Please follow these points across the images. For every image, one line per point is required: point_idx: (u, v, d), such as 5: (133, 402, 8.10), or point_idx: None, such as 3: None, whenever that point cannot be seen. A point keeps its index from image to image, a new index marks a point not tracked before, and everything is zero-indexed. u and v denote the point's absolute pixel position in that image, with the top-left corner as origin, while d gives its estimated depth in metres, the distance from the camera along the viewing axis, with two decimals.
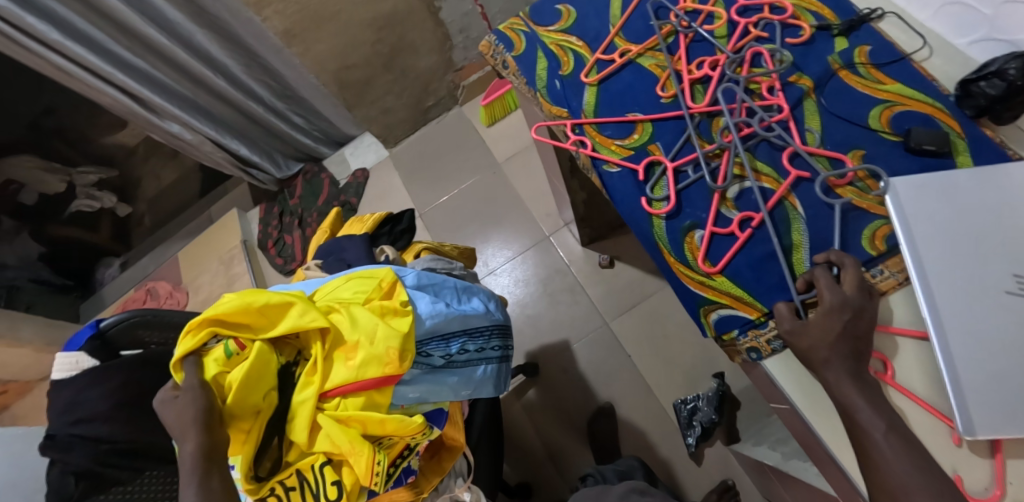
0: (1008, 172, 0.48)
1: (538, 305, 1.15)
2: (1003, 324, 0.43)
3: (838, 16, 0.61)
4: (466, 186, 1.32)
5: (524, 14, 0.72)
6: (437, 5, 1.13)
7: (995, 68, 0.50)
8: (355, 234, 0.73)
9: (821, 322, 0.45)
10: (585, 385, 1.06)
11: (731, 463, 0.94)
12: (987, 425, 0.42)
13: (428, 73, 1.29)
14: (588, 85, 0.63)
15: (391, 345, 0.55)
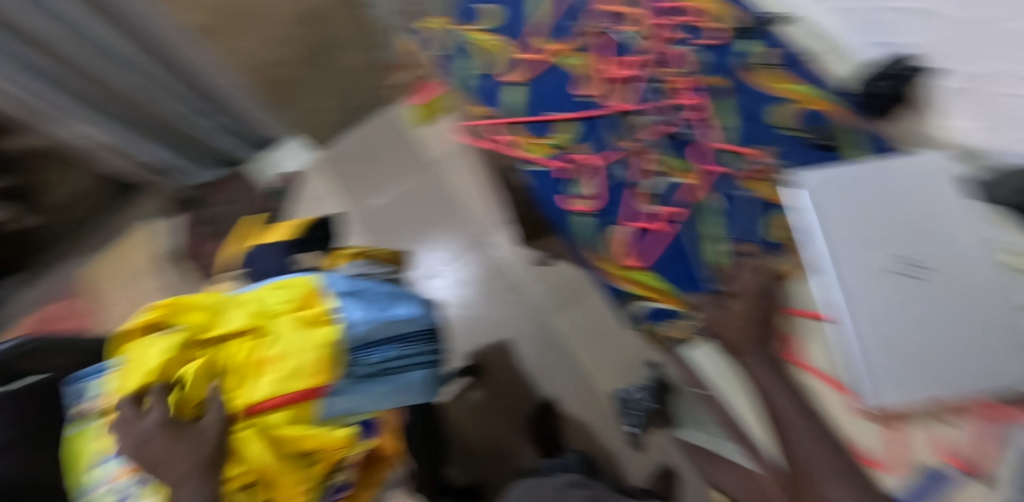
0: (902, 155, 0.49)
1: (479, 306, 1.15)
2: (904, 299, 0.44)
3: (749, 10, 0.57)
4: (402, 188, 1.28)
5: (449, 15, 0.73)
6: None
7: (894, 71, 0.54)
8: (286, 241, 0.72)
9: (743, 307, 0.49)
10: (525, 381, 1.08)
11: (668, 449, 0.98)
12: (892, 397, 0.43)
13: (352, 73, 1.26)
14: (511, 86, 0.66)
15: (313, 356, 0.53)
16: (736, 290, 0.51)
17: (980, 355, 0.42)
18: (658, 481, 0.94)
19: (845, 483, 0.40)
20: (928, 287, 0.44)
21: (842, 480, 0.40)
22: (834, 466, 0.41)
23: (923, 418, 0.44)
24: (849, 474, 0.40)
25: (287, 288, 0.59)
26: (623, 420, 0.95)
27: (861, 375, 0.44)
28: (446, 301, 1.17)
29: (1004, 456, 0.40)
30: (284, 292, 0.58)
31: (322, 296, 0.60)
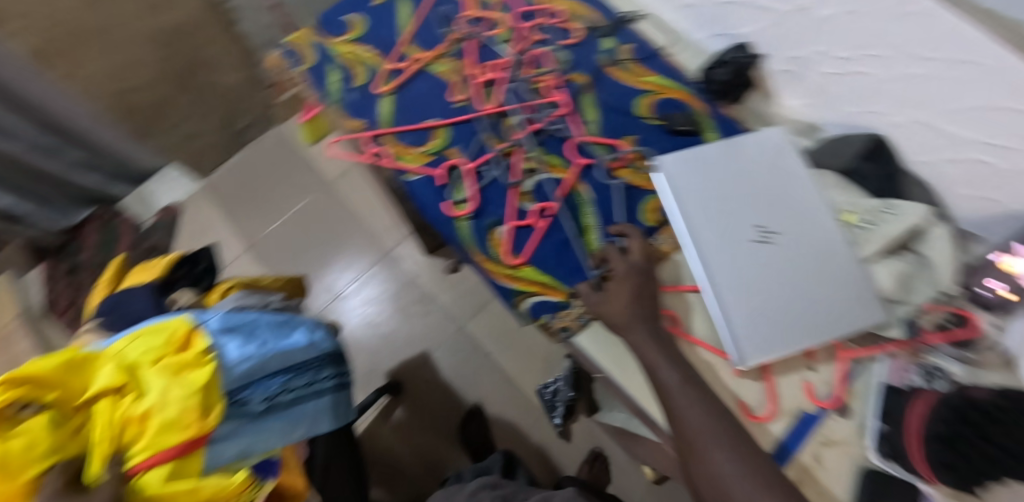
0: (743, 142, 0.58)
1: (392, 322, 1.13)
2: (753, 268, 0.53)
3: (603, 17, 0.66)
4: (297, 210, 1.21)
5: (311, 27, 0.70)
6: (231, 18, 1.08)
7: (728, 57, 0.60)
8: (143, 284, 0.63)
9: (618, 288, 0.50)
10: (449, 391, 1.07)
11: (595, 432, 1.03)
12: (753, 353, 0.50)
13: (236, 92, 1.20)
14: (381, 95, 0.64)
15: (192, 402, 0.46)
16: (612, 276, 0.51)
17: (806, 303, 0.52)
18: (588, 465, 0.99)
19: (726, 447, 0.40)
20: (770, 254, 0.54)
21: (724, 447, 0.40)
22: (714, 432, 0.41)
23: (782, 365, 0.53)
24: (728, 440, 0.41)
25: (146, 336, 0.50)
26: (550, 413, 1.00)
27: (726, 338, 0.51)
28: (357, 319, 1.13)
29: (851, 390, 0.53)
30: (141, 341, 0.50)
31: (193, 337, 0.53)
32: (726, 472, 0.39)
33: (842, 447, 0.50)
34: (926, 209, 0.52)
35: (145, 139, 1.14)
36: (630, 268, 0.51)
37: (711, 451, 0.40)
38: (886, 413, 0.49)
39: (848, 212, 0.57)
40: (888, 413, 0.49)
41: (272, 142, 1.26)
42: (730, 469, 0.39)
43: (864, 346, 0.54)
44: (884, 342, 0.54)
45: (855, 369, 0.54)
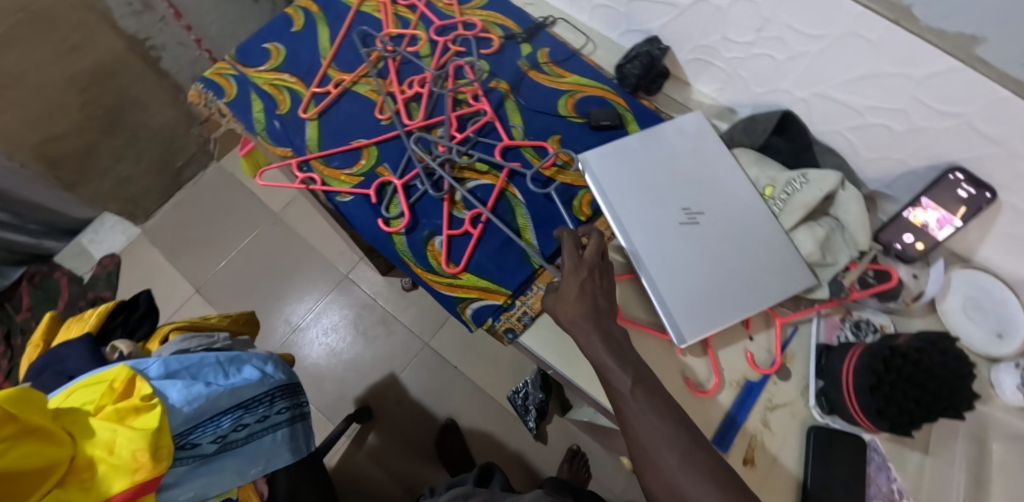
0: (663, 132, 0.61)
1: (355, 348, 1.15)
2: (682, 248, 0.55)
3: (519, 25, 0.70)
4: (246, 244, 1.21)
5: (230, 57, 0.69)
6: (155, 54, 1.00)
7: (637, 52, 0.63)
8: (75, 338, 0.60)
9: (570, 288, 0.47)
10: (422, 408, 1.10)
11: (570, 429, 1.09)
12: (691, 331, 0.52)
13: (167, 131, 1.12)
14: (307, 120, 0.64)
15: (139, 450, 0.42)
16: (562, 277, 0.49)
17: (734, 279, 0.55)
18: (567, 464, 1.02)
19: (678, 454, 0.38)
20: (697, 234, 0.56)
21: (678, 455, 0.38)
22: (670, 436, 0.39)
23: (720, 339, 0.55)
24: (683, 443, 0.39)
25: (85, 389, 0.48)
26: (523, 417, 1.06)
27: (664, 319, 0.53)
28: (320, 350, 1.14)
29: (788, 352, 0.56)
30: (81, 392, 0.48)
31: (138, 384, 0.49)
32: (681, 482, 0.37)
33: (788, 408, 0.54)
34: (837, 175, 0.55)
35: (73, 190, 1.07)
36: (579, 262, 0.48)
37: (664, 459, 0.38)
38: (824, 371, 0.53)
39: (767, 186, 0.59)
40: (823, 369, 0.53)
41: (213, 178, 1.27)
42: (685, 479, 0.37)
43: (796, 309, 0.57)
44: (815, 304, 0.57)
45: (790, 333, 0.57)
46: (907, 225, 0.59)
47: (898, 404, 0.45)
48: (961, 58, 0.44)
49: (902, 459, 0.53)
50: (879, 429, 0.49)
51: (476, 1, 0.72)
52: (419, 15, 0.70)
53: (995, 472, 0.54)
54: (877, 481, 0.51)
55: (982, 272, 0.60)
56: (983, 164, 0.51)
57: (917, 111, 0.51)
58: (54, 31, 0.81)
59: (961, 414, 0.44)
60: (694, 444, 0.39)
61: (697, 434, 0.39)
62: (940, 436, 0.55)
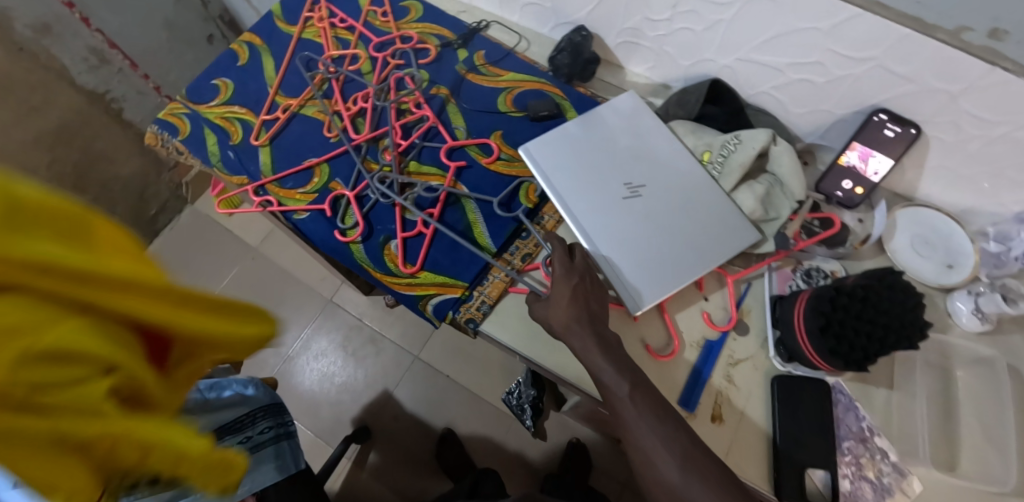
0: (600, 114, 0.63)
1: (347, 370, 1.16)
2: (628, 221, 0.57)
3: (454, 33, 0.73)
4: (227, 282, 1.22)
5: (180, 96, 0.72)
6: (116, 106, 1.04)
7: (563, 42, 0.66)
8: None
9: (561, 295, 0.48)
10: (419, 422, 1.12)
11: (568, 424, 1.10)
12: (644, 299, 0.53)
13: (137, 179, 1.15)
14: (260, 147, 0.67)
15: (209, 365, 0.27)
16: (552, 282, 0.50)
17: (682, 243, 0.56)
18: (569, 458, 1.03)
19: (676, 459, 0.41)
20: (641, 206, 0.58)
21: (678, 460, 0.41)
22: (665, 436, 0.42)
23: (676, 305, 0.57)
24: (680, 442, 0.42)
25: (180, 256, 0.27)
26: (520, 417, 1.07)
27: (618, 291, 0.55)
28: (312, 376, 1.15)
29: (743, 308, 0.57)
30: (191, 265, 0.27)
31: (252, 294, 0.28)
32: (679, 485, 0.40)
33: (749, 363, 0.55)
34: (767, 132, 0.58)
35: None
36: (570, 269, 0.50)
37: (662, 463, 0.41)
38: (778, 321, 0.54)
39: (705, 151, 0.61)
40: (778, 319, 0.54)
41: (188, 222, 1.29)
42: (683, 483, 0.40)
43: (747, 266, 0.59)
44: (765, 258, 0.58)
45: (744, 289, 0.58)
46: (844, 171, 0.60)
47: (851, 343, 0.47)
48: (860, 4, 0.47)
49: (870, 398, 0.54)
50: (839, 370, 0.50)
51: (411, 15, 0.75)
52: (358, 34, 0.73)
53: (962, 398, 0.56)
54: (846, 421, 0.53)
55: (928, 208, 0.62)
56: (903, 101, 0.53)
57: (832, 61, 0.54)
58: (13, 94, 0.84)
59: (914, 345, 0.45)
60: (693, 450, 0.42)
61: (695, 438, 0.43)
62: (904, 371, 0.56)
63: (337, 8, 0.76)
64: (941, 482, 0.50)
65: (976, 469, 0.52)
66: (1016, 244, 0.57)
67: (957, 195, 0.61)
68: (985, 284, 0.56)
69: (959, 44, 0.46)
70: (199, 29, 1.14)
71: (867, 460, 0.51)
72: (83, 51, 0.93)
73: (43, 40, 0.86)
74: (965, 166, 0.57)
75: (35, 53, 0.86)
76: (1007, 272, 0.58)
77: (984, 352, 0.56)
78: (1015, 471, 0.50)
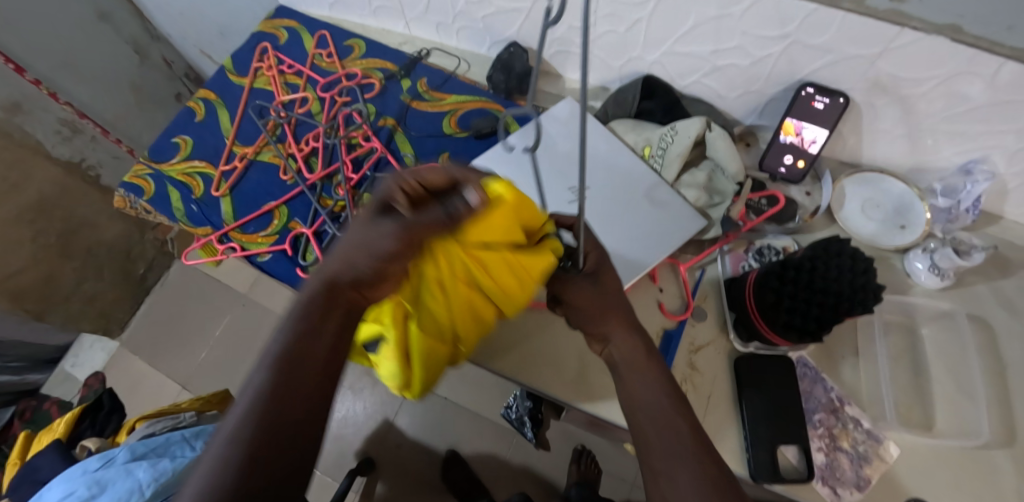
0: (540, 124, 0.64)
1: (346, 403, 1.17)
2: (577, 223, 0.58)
3: (396, 65, 0.76)
4: (220, 331, 1.27)
5: (144, 158, 0.75)
6: (93, 174, 1.14)
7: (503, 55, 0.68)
8: (46, 447, 0.66)
9: (611, 287, 0.44)
10: (422, 445, 1.12)
11: (570, 431, 1.10)
12: None
13: (121, 242, 1.25)
14: (221, 197, 0.70)
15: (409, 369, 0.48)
16: (602, 271, 0.44)
17: (631, 238, 0.57)
18: (576, 465, 1.02)
19: (693, 472, 0.37)
20: (588, 208, 0.59)
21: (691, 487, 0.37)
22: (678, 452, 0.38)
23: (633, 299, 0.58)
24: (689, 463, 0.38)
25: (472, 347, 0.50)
26: (521, 429, 1.07)
27: None
28: None
29: (700, 294, 0.58)
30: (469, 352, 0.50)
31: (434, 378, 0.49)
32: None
33: (710, 348, 0.55)
34: (700, 120, 0.60)
35: (43, 319, 1.15)
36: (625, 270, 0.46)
37: (680, 477, 0.37)
38: (732, 303, 0.55)
39: (646, 146, 0.63)
40: (733, 301, 0.55)
41: (178, 275, 1.37)
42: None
43: (700, 253, 0.60)
44: (717, 242, 0.60)
45: (698, 276, 0.59)
46: (784, 147, 0.61)
47: (805, 314, 0.46)
48: None
49: (834, 366, 0.55)
50: (798, 344, 0.50)
51: (355, 53, 0.78)
52: (306, 78, 0.77)
53: (932, 357, 0.55)
54: (815, 394, 0.53)
55: (874, 172, 0.63)
56: (827, 72, 0.54)
57: (751, 44, 0.55)
58: None
59: (869, 310, 0.44)
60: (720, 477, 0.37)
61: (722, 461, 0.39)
62: (865, 335, 0.56)
63: (285, 55, 0.79)
64: (921, 443, 0.50)
65: (953, 425, 0.52)
66: (963, 198, 0.57)
67: (901, 156, 0.61)
68: (937, 239, 0.57)
69: (866, 11, 0.46)
70: (167, 88, 1.27)
71: (841, 431, 0.51)
72: (55, 124, 1.03)
73: (15, 118, 0.95)
74: (900, 126, 0.57)
75: (8, 131, 0.94)
76: (960, 224, 0.59)
77: (943, 306, 0.56)
78: (987, 419, 0.51)
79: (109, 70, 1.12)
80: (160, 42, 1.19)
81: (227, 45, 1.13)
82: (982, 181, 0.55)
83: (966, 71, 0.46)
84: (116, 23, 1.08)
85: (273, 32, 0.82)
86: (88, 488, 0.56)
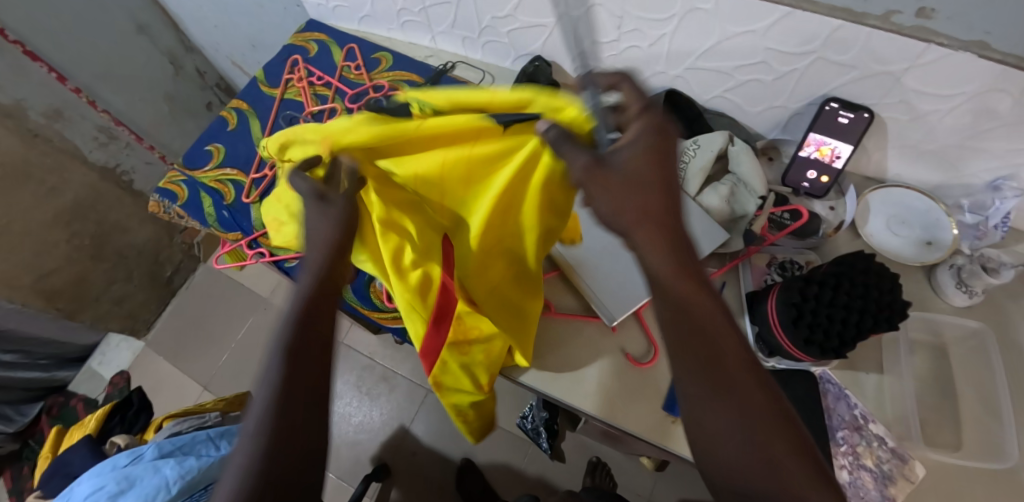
0: None
1: (363, 409, 1.18)
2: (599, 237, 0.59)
3: (422, 77, 0.78)
4: (241, 334, 1.30)
5: (178, 165, 0.77)
6: (126, 179, 1.19)
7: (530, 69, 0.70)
8: (76, 443, 0.68)
9: (634, 174, 0.33)
10: (437, 453, 1.13)
11: (586, 443, 1.10)
12: (619, 309, 0.56)
13: (149, 245, 1.29)
14: (252, 204, 0.72)
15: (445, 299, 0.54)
16: (622, 149, 0.33)
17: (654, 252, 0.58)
18: (590, 477, 1.01)
19: (735, 412, 0.33)
20: None
21: (738, 423, 0.32)
22: (708, 392, 0.33)
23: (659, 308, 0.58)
24: (737, 404, 0.33)
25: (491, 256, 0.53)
26: (536, 440, 1.07)
27: (595, 305, 0.57)
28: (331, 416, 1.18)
29: None
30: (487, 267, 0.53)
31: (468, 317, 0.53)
32: (727, 451, 0.33)
33: None
34: (723, 134, 0.61)
35: (74, 318, 1.20)
36: (666, 142, 0.34)
37: (719, 413, 0.33)
38: (755, 318, 0.55)
39: None
40: (755, 315, 0.55)
41: (202, 280, 1.40)
42: (727, 444, 0.33)
43: (721, 266, 0.61)
44: (737, 256, 0.62)
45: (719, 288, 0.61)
46: (807, 163, 0.62)
47: (825, 329, 0.46)
48: (789, 4, 0.49)
49: (859, 384, 0.54)
50: (820, 360, 0.49)
51: (383, 65, 0.80)
52: (334, 89, 0.79)
53: (958, 376, 0.55)
54: (839, 411, 0.53)
55: (900, 187, 0.62)
56: (850, 88, 0.54)
57: (774, 59, 0.55)
58: (32, 178, 0.98)
59: (894, 326, 0.45)
60: (769, 414, 0.33)
61: (778, 398, 0.34)
62: (889, 355, 0.55)
63: (314, 67, 0.82)
64: (947, 463, 0.50)
65: (982, 445, 0.51)
66: (991, 214, 0.57)
67: (929, 173, 0.60)
68: (964, 256, 0.56)
69: (892, 27, 0.46)
70: (198, 98, 1.32)
71: (864, 449, 0.51)
72: (93, 130, 1.07)
73: (55, 124, 0.99)
74: (926, 141, 0.56)
75: (48, 137, 0.99)
76: (988, 242, 0.58)
77: (971, 326, 0.55)
78: (1017, 442, 0.50)
79: (145, 80, 1.16)
80: (194, 54, 1.24)
81: (259, 57, 1.16)
82: (1012, 197, 0.54)
83: (993, 87, 0.46)
84: (153, 35, 1.12)
85: (304, 45, 0.85)
86: (117, 484, 0.57)
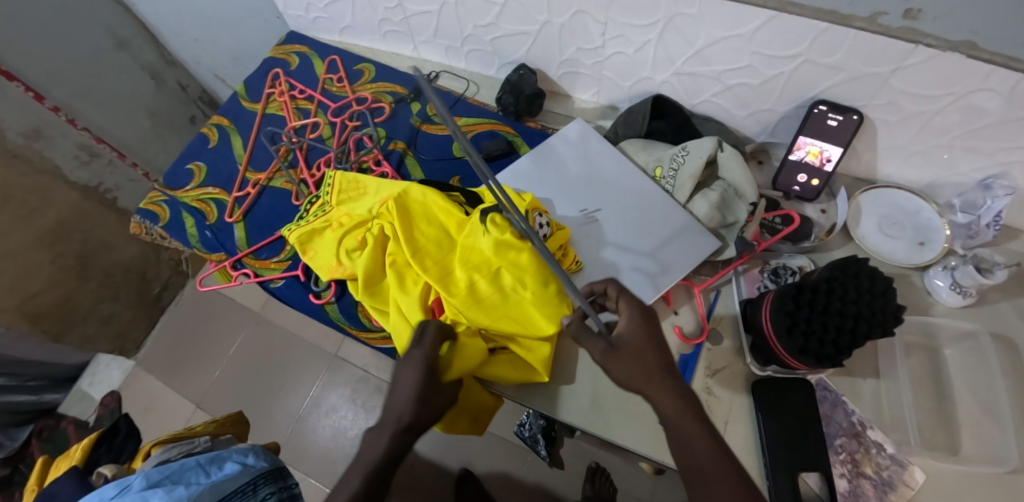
0: (552, 147, 0.69)
1: (359, 421, 1.17)
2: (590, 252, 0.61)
3: (405, 88, 0.77)
4: (233, 349, 1.28)
5: (158, 185, 0.76)
6: (110, 196, 1.17)
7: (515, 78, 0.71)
8: (62, 475, 0.66)
9: (635, 346, 0.43)
10: (435, 463, 1.12)
11: (584, 448, 1.09)
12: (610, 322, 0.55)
13: (136, 262, 1.27)
14: (235, 223, 0.71)
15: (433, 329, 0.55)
16: (621, 332, 0.44)
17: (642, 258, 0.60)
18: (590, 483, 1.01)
19: None
20: (594, 229, 0.63)
21: None
22: None
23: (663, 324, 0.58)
24: None
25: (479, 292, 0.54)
26: (534, 447, 1.06)
27: None
28: (327, 430, 1.17)
29: (715, 316, 0.59)
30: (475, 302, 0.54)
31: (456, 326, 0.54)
32: None
33: (730, 369, 0.55)
34: (711, 139, 0.59)
35: (61, 340, 1.17)
36: (652, 322, 0.45)
37: None
38: (748, 327, 0.54)
39: (657, 167, 0.65)
40: (749, 322, 0.54)
41: (191, 295, 1.38)
42: None
43: (714, 274, 0.61)
44: (731, 263, 0.60)
45: (713, 297, 0.60)
46: (798, 166, 0.61)
47: (820, 338, 0.45)
48: (774, 7, 0.48)
49: (856, 390, 0.54)
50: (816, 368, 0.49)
51: (366, 77, 0.79)
52: (316, 103, 0.78)
53: (954, 377, 0.55)
54: (836, 418, 0.52)
55: (891, 188, 0.62)
56: (838, 91, 0.53)
57: (760, 62, 0.54)
58: (12, 200, 0.96)
59: (889, 333, 0.43)
60: None
61: None
62: (884, 359, 0.55)
63: (296, 80, 0.81)
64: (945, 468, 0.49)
65: (980, 449, 0.51)
66: (982, 213, 0.55)
67: (919, 172, 0.60)
68: (957, 257, 0.55)
69: (879, 29, 0.45)
70: (181, 112, 1.29)
71: (863, 456, 0.50)
72: (74, 149, 1.05)
73: (34, 144, 0.97)
74: (916, 142, 0.56)
75: (28, 157, 0.97)
76: (981, 241, 0.57)
77: (966, 326, 0.55)
78: (1016, 444, 0.49)
79: (126, 96, 1.14)
80: (175, 67, 1.22)
81: (241, 69, 1.15)
82: (1003, 196, 0.53)
83: (982, 87, 0.45)
84: (133, 50, 1.10)
85: (285, 57, 0.84)
86: None
